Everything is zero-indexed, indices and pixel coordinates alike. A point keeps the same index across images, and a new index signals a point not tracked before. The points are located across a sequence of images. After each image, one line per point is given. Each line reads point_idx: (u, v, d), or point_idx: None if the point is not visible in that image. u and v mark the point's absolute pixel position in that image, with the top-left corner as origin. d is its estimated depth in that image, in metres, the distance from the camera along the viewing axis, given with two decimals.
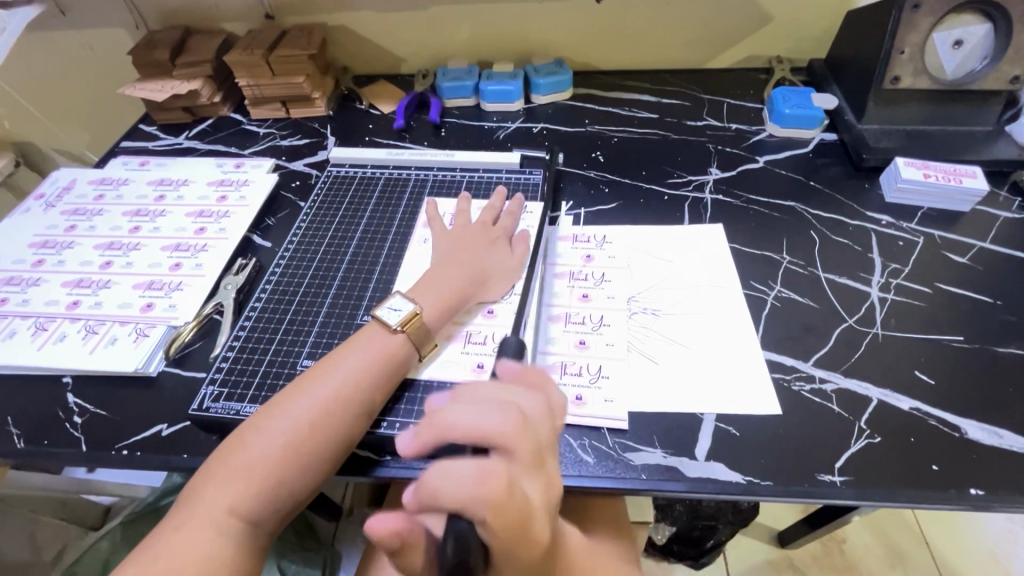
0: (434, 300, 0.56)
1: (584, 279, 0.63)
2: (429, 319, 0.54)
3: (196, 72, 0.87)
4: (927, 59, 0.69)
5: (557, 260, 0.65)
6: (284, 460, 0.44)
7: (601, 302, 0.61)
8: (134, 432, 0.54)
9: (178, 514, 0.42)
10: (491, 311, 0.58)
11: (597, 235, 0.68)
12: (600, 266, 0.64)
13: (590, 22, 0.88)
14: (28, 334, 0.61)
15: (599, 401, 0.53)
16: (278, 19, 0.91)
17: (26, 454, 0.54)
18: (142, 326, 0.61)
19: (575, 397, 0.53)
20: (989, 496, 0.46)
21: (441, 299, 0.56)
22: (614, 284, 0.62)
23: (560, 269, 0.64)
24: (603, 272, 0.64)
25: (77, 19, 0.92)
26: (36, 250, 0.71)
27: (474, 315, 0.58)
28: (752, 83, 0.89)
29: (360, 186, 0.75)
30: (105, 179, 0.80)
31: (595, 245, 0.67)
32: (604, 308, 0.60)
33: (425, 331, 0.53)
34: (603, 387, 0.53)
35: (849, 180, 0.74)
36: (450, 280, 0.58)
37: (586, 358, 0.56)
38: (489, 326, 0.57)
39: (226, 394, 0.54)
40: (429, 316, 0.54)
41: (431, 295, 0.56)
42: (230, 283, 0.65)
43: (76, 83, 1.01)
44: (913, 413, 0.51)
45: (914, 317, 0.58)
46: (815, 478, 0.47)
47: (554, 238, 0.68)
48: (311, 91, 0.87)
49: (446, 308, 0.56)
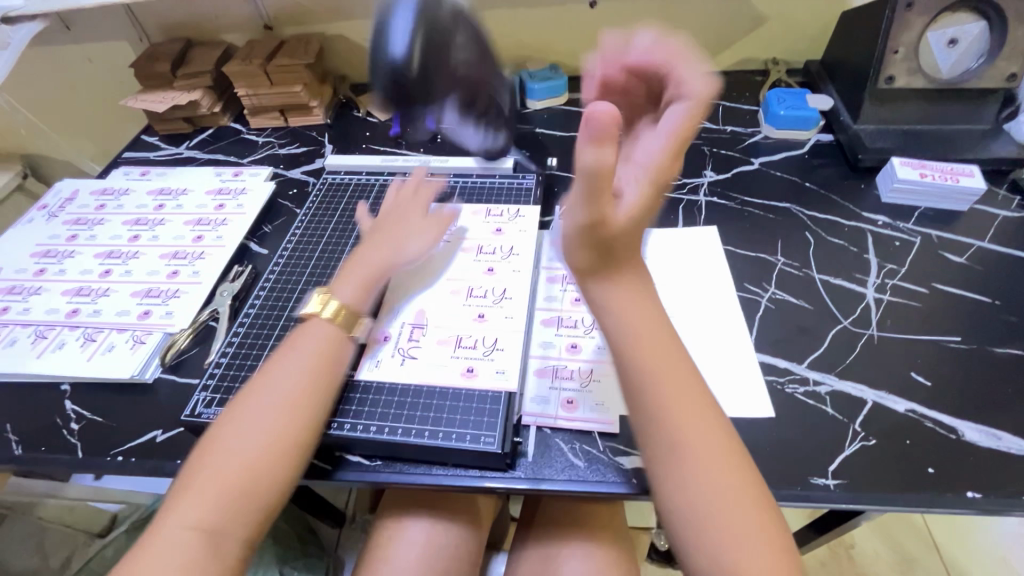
0: (351, 286, 0.57)
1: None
2: (351, 304, 0.55)
3: (196, 82, 0.89)
4: (921, 57, 0.68)
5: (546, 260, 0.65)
6: (237, 466, 0.43)
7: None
8: (129, 438, 0.54)
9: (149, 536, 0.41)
10: (482, 316, 0.58)
11: (510, 209, 0.69)
12: None
13: (585, 27, 0.88)
14: (28, 342, 0.62)
15: (590, 405, 0.52)
16: (277, 29, 0.93)
17: (24, 461, 0.54)
18: (139, 333, 0.62)
19: (567, 401, 0.53)
20: (987, 499, 0.45)
21: (357, 284, 0.57)
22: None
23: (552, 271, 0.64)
24: None
25: (80, 33, 0.94)
26: (38, 259, 0.72)
27: (465, 321, 0.57)
28: (748, 85, 0.89)
29: (355, 193, 0.75)
30: (107, 189, 0.81)
31: (508, 219, 0.68)
32: None
33: (350, 315, 0.54)
34: (594, 391, 0.53)
35: (845, 181, 0.73)
36: (372, 265, 0.59)
37: (578, 362, 0.55)
38: (478, 331, 0.56)
39: (219, 400, 0.54)
40: (348, 300, 0.55)
41: (349, 283, 0.57)
42: (226, 289, 0.65)
43: (80, 95, 1.02)
44: (910, 414, 0.50)
45: (910, 318, 0.58)
46: (808, 482, 0.47)
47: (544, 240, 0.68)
48: (309, 100, 0.88)
49: (365, 291, 0.57)
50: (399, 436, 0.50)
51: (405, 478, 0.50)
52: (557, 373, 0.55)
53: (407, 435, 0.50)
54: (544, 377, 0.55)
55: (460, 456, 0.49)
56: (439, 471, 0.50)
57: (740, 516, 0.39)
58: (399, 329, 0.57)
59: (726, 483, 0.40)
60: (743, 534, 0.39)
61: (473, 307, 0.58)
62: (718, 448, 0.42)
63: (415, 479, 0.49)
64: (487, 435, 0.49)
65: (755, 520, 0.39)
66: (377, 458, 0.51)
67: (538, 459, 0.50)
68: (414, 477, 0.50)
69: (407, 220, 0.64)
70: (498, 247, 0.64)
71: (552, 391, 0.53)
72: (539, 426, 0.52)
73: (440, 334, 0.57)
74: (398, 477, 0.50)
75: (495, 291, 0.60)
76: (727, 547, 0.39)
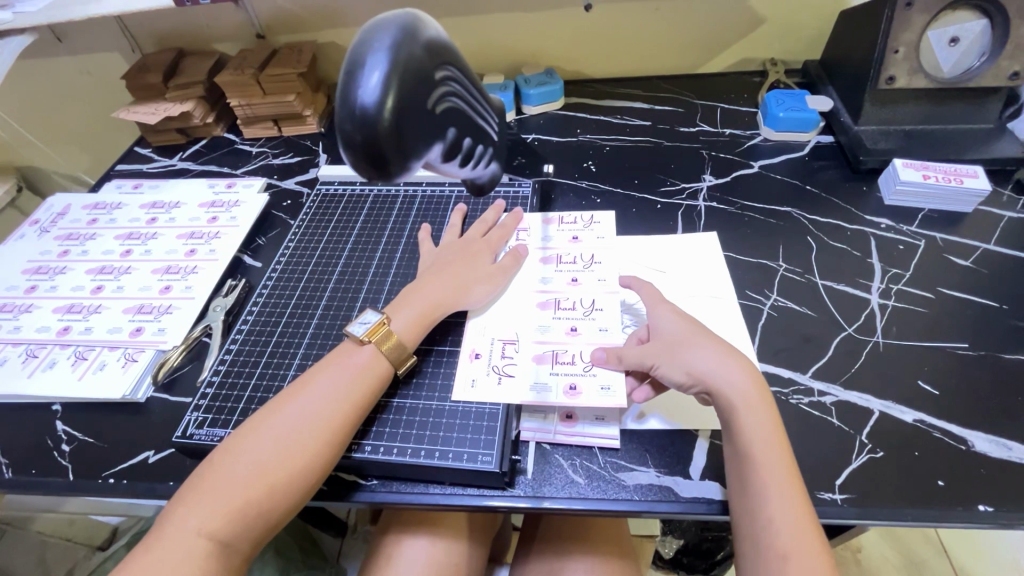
0: (407, 316, 0.54)
1: (573, 263, 0.63)
2: (403, 335, 0.53)
3: (188, 93, 0.88)
4: (923, 54, 0.67)
5: (545, 245, 0.65)
6: (256, 480, 0.42)
7: (590, 287, 0.60)
8: (121, 459, 0.53)
9: (155, 534, 0.41)
10: (574, 330, 0.55)
11: (585, 216, 0.68)
12: (589, 249, 0.64)
13: (580, 31, 0.87)
14: (18, 362, 0.61)
15: (594, 391, 0.50)
16: (269, 38, 0.92)
17: (14, 484, 0.53)
18: (130, 351, 0.61)
19: (569, 387, 0.51)
20: (1000, 512, 0.44)
21: (417, 314, 0.54)
22: (603, 268, 0.61)
23: (550, 257, 0.63)
24: (593, 254, 0.63)
25: (71, 45, 0.93)
26: (29, 276, 0.71)
27: (558, 334, 0.55)
28: (747, 87, 0.88)
29: (350, 203, 0.74)
30: (99, 204, 0.81)
31: (582, 226, 0.67)
32: (592, 293, 0.59)
33: (399, 346, 0.52)
34: (599, 374, 0.51)
35: (846, 183, 0.72)
36: (433, 291, 0.56)
37: (576, 346, 0.54)
38: (574, 346, 0.54)
39: (210, 420, 0.53)
40: (405, 331, 0.53)
41: (406, 310, 0.54)
42: (219, 304, 0.64)
43: (73, 108, 1.02)
44: (918, 424, 0.49)
45: (916, 324, 0.56)
46: (815, 497, 0.46)
47: (540, 224, 0.68)
48: (302, 109, 0.88)
49: (422, 324, 0.54)
50: (396, 456, 0.48)
51: (401, 497, 0.49)
52: (556, 359, 0.53)
53: (404, 454, 0.48)
54: (544, 363, 0.53)
55: (458, 474, 0.48)
56: (436, 490, 0.49)
57: (795, 497, 0.41)
58: (491, 344, 0.55)
59: (785, 467, 0.42)
60: (798, 513, 0.40)
61: (564, 320, 0.57)
62: (779, 435, 0.44)
63: (412, 498, 0.48)
64: (484, 454, 0.48)
65: (807, 507, 0.41)
66: (374, 478, 0.50)
67: (538, 476, 0.49)
68: (411, 496, 0.49)
69: (470, 241, 0.62)
70: (577, 256, 0.63)
71: (553, 377, 0.52)
72: (538, 442, 0.51)
73: (532, 350, 0.54)
74: (394, 497, 0.49)
75: (585, 303, 0.58)
76: (791, 530, 0.40)
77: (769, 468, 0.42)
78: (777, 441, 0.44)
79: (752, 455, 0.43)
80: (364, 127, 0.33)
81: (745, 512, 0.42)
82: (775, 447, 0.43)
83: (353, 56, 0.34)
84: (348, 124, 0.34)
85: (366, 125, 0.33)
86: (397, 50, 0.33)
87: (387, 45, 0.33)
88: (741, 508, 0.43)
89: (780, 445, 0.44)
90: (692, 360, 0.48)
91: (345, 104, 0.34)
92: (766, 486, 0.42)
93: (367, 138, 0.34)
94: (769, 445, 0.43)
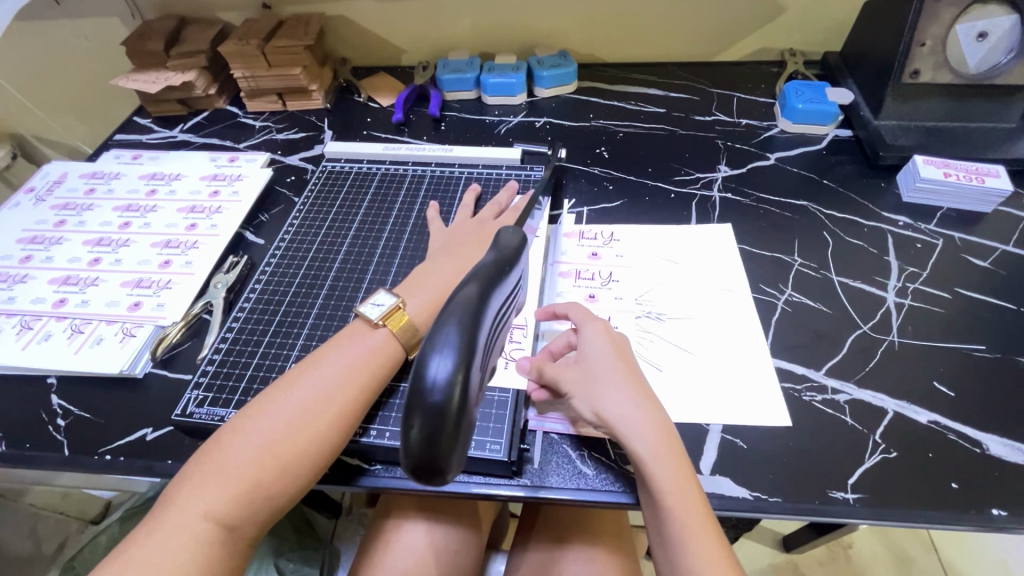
0: (421, 299, 0.52)
1: (591, 279, 0.61)
2: (416, 318, 0.51)
3: (190, 63, 0.85)
4: (949, 52, 0.65)
5: (560, 256, 0.63)
6: (265, 462, 0.42)
7: (608, 304, 0.58)
8: (118, 436, 0.52)
9: (159, 514, 0.40)
10: None
11: (604, 232, 0.66)
12: (608, 266, 0.62)
13: (597, 12, 0.84)
14: (13, 333, 0.60)
15: None
16: (276, 9, 0.88)
17: (8, 457, 0.52)
18: (128, 326, 0.59)
19: None
20: (1013, 518, 0.43)
21: (429, 297, 0.52)
22: (622, 285, 0.60)
23: (565, 268, 0.62)
24: (611, 271, 0.62)
25: (70, 9, 0.89)
26: (24, 246, 0.69)
27: None
28: (764, 77, 0.86)
29: (356, 181, 0.72)
30: (97, 173, 0.78)
31: (601, 242, 0.65)
32: (610, 309, 0.58)
33: (412, 329, 0.50)
34: None
35: (864, 179, 0.70)
36: (443, 274, 0.54)
37: None
38: None
39: (212, 399, 0.52)
40: (417, 313, 0.51)
41: (419, 292, 0.53)
42: (220, 280, 0.63)
43: (70, 73, 0.99)
44: (932, 425, 0.49)
45: (932, 325, 0.55)
46: (826, 495, 0.45)
47: (558, 234, 0.66)
48: (308, 83, 0.85)
49: (436, 308, 0.52)
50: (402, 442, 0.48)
51: (404, 484, 0.48)
52: None
53: None
54: None
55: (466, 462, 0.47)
56: None
57: (687, 489, 0.41)
58: None
59: (698, 511, 0.41)
60: (716, 561, 0.39)
61: None
62: (689, 472, 0.42)
63: (413, 485, 0.47)
64: (493, 442, 0.47)
65: (722, 547, 0.40)
66: (377, 463, 0.49)
67: (544, 466, 0.48)
68: (416, 483, 0.48)
69: (460, 237, 0.59)
70: (598, 273, 0.61)
71: None
72: (545, 432, 0.50)
73: None
74: (398, 484, 0.48)
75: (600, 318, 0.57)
76: (673, 488, 0.41)
77: (668, 482, 0.41)
78: (670, 448, 0.42)
79: (663, 499, 0.41)
80: (431, 435, 0.33)
81: (669, 561, 0.41)
82: (667, 452, 0.42)
83: (428, 335, 0.35)
84: (414, 417, 0.33)
85: (433, 419, 0.33)
86: (465, 333, 0.34)
87: (457, 324, 0.35)
88: (663, 556, 0.41)
89: (670, 445, 0.43)
90: (602, 399, 0.44)
91: (414, 395, 0.33)
92: (680, 541, 0.40)
93: (429, 441, 0.33)
94: (678, 480, 0.41)
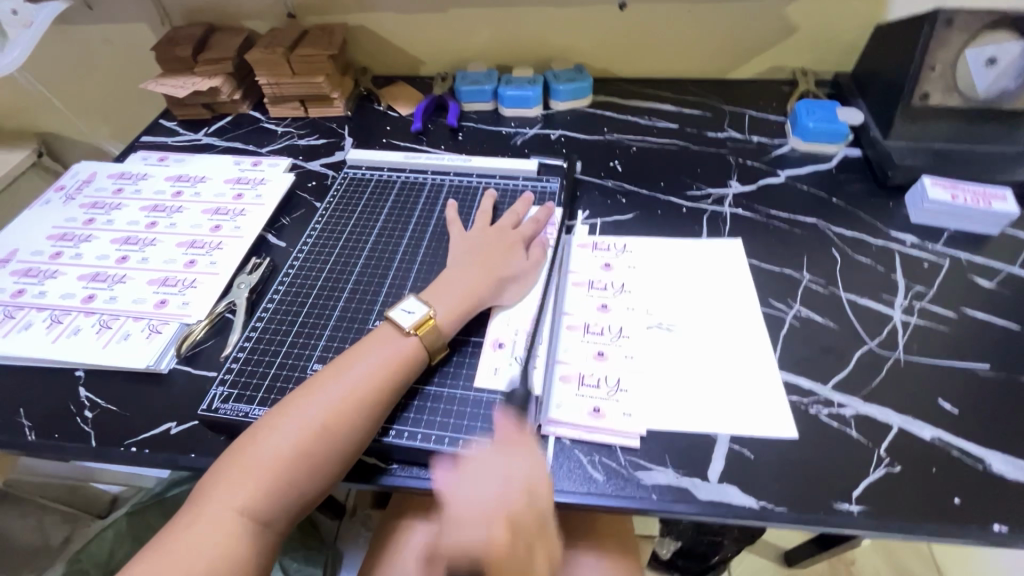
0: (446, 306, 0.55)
1: (604, 288, 0.62)
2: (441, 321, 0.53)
3: (217, 69, 0.88)
4: (958, 77, 0.68)
5: (573, 266, 0.65)
6: (296, 459, 0.43)
7: (620, 314, 0.60)
8: (144, 428, 0.54)
9: (192, 506, 0.42)
10: (602, 354, 0.56)
11: (617, 244, 0.67)
12: (620, 276, 0.64)
13: (613, 29, 0.87)
14: (43, 326, 0.62)
15: (617, 415, 0.51)
16: (300, 18, 0.91)
17: (37, 447, 0.54)
18: (154, 323, 0.61)
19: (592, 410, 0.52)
20: (1013, 534, 0.44)
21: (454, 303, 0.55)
22: (633, 296, 0.62)
23: (578, 278, 0.63)
24: (623, 282, 0.63)
25: (102, 13, 0.92)
26: (54, 242, 0.72)
27: (585, 357, 0.56)
28: (775, 96, 0.88)
29: (377, 188, 0.75)
30: (124, 173, 0.81)
31: (614, 253, 0.66)
32: (622, 320, 0.59)
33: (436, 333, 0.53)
34: (621, 401, 0.52)
35: (873, 198, 0.72)
36: (466, 282, 0.57)
37: (604, 371, 0.55)
38: (601, 370, 0.55)
39: (236, 396, 0.54)
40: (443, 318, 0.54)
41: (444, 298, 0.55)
42: (243, 281, 0.64)
43: (98, 74, 1.01)
44: (936, 441, 0.50)
45: (938, 343, 0.57)
46: (832, 507, 0.46)
47: (572, 245, 0.67)
48: (330, 91, 0.87)
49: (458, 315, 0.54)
50: (421, 442, 0.49)
51: (421, 484, 0.49)
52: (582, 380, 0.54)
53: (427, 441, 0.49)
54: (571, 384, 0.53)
55: None
56: None
57: None
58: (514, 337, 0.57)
59: None
60: None
61: (592, 343, 0.57)
62: None
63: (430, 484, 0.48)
64: None
65: None
66: (395, 463, 0.50)
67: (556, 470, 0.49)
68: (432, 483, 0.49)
69: (481, 247, 0.62)
70: (610, 284, 0.63)
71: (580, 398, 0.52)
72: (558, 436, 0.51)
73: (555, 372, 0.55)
74: (415, 484, 0.49)
75: (612, 328, 0.58)
76: None
77: None
78: None
79: None
80: None
81: None
82: None
83: None
84: None
85: None
86: None
87: None
88: None
89: None
90: None
91: None
92: None
93: None
94: None
